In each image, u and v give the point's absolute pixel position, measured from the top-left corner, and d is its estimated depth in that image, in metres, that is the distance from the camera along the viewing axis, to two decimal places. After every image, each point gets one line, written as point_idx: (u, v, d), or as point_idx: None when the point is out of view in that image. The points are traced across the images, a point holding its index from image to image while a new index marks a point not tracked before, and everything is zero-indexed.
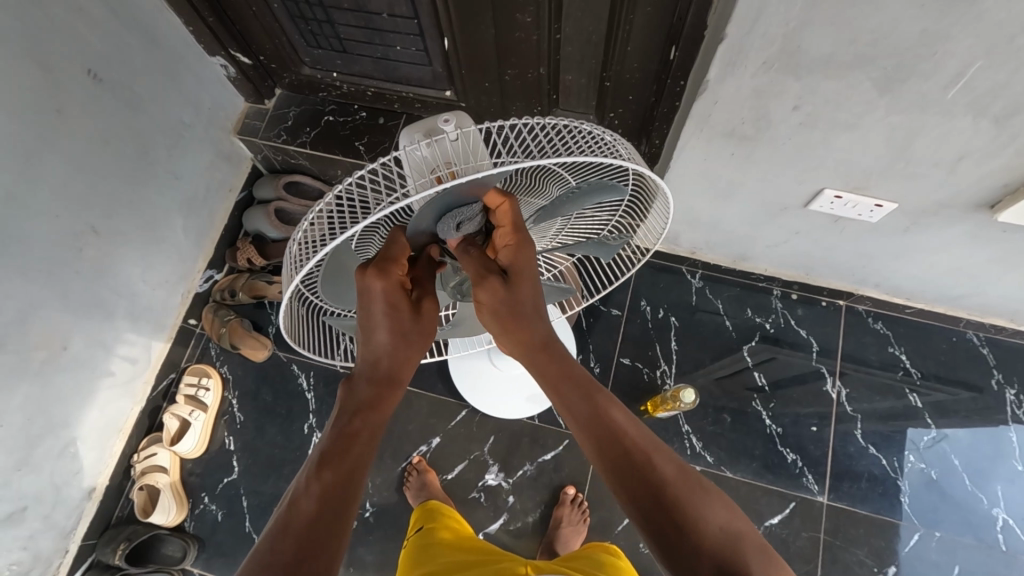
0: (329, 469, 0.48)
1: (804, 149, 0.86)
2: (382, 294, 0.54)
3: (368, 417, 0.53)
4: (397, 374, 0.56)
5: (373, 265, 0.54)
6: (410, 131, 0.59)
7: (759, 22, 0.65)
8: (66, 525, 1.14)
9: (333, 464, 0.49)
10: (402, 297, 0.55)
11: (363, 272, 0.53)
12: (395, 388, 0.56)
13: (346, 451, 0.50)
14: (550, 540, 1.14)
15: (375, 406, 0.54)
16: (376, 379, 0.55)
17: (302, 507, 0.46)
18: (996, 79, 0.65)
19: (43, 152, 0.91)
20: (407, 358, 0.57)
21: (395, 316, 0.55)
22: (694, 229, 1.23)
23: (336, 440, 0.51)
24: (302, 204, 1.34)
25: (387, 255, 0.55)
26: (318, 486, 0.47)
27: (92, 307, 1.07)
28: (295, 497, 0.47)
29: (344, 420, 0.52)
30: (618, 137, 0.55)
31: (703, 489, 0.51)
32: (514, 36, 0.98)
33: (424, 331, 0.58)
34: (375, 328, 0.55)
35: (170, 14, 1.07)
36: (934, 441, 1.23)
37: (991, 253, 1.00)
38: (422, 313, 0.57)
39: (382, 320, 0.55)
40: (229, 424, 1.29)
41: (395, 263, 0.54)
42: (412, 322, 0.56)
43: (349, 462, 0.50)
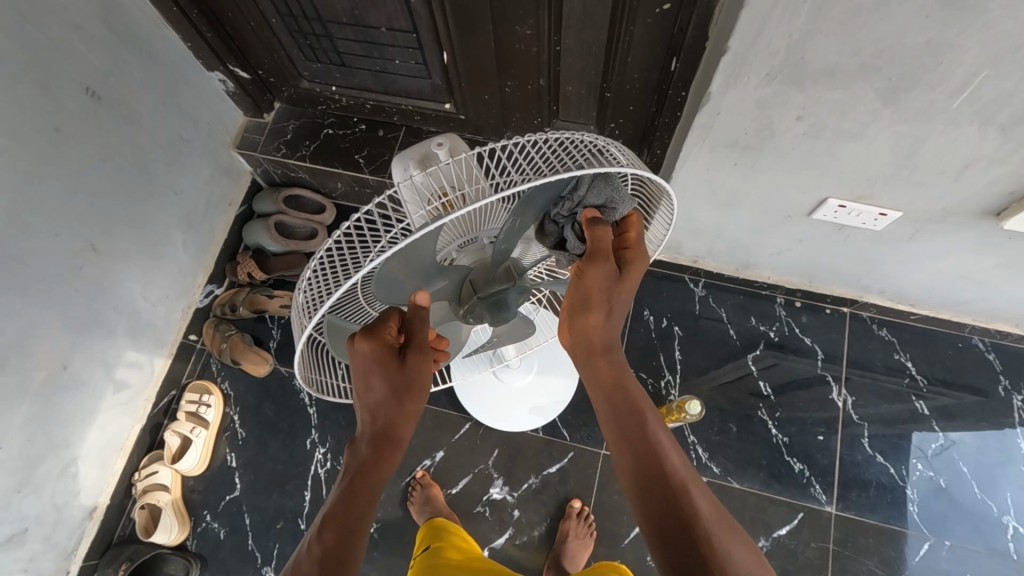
0: (328, 528, 0.50)
1: (808, 157, 0.85)
2: (365, 355, 0.53)
3: (366, 478, 0.53)
4: (393, 432, 0.55)
5: (359, 331, 0.54)
6: (405, 160, 0.67)
7: (762, 34, 0.65)
8: (67, 546, 1.12)
9: (332, 523, 0.51)
10: (391, 359, 0.54)
11: (351, 341, 0.53)
12: (394, 445, 0.56)
13: (344, 511, 0.51)
14: (556, 554, 1.13)
15: (376, 465, 0.54)
16: (373, 439, 0.55)
17: (301, 567, 0.49)
18: (1004, 87, 0.65)
19: (42, 171, 0.91)
20: (403, 416, 0.55)
21: (385, 375, 0.53)
22: (697, 238, 1.22)
23: (337, 501, 0.52)
24: (302, 217, 1.33)
25: (374, 322, 0.54)
26: (319, 546, 0.49)
27: (92, 325, 1.06)
28: (298, 560, 0.50)
29: (344, 482, 0.53)
30: (611, 142, 0.55)
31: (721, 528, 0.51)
32: (514, 47, 0.98)
33: (418, 386, 0.55)
34: (365, 390, 0.55)
35: (167, 29, 1.07)
36: (942, 448, 1.22)
37: (998, 258, 0.99)
38: (415, 373, 0.55)
39: (372, 382, 0.54)
40: (230, 440, 1.28)
41: (379, 325, 0.54)
42: (400, 377, 0.54)
43: (349, 522, 0.51)
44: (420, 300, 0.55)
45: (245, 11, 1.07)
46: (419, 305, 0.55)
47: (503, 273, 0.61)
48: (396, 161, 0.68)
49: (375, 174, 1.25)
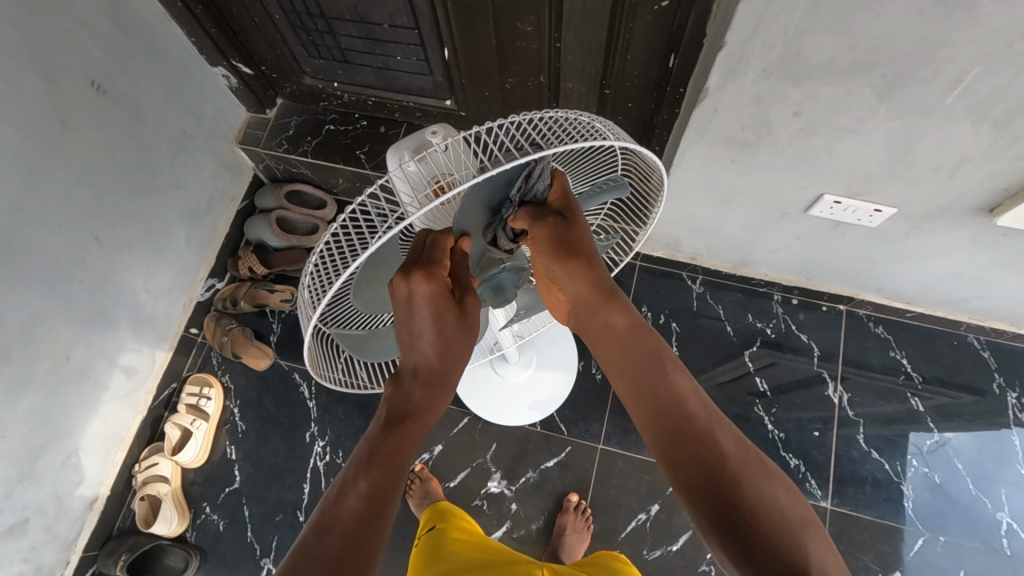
0: (378, 468, 0.52)
1: (805, 154, 0.86)
2: (428, 298, 0.54)
3: (417, 419, 0.58)
4: (442, 373, 0.60)
5: (418, 270, 0.53)
6: (400, 147, 0.70)
7: (759, 30, 0.66)
8: (68, 536, 1.13)
9: (380, 462, 0.53)
10: (448, 301, 0.56)
11: (409, 278, 0.53)
12: (441, 385, 0.60)
13: (395, 452, 0.55)
14: (553, 547, 1.13)
15: (427, 407, 0.59)
16: (423, 381, 0.59)
17: (349, 501, 0.50)
18: (996, 84, 0.66)
19: (47, 162, 0.92)
20: (454, 360, 0.60)
21: (442, 319, 0.56)
22: (696, 235, 1.23)
23: (385, 441, 0.55)
24: (303, 212, 1.34)
25: (431, 258, 0.54)
26: (364, 484, 0.51)
27: (95, 317, 1.07)
28: (342, 491, 0.51)
29: (388, 426, 0.56)
30: (603, 120, 0.56)
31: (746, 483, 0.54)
32: (515, 44, 0.99)
33: (469, 333, 0.59)
34: (419, 332, 0.57)
35: (172, 24, 1.08)
36: (937, 445, 1.23)
37: (993, 256, 1.00)
38: (467, 313, 0.58)
39: (428, 325, 0.56)
40: (231, 433, 1.29)
41: (441, 267, 0.54)
42: (456, 324, 0.57)
43: (393, 465, 0.53)
44: (465, 246, 0.56)
45: (249, 6, 1.08)
46: (464, 250, 0.57)
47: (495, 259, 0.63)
48: (391, 151, 0.71)
49: (376, 169, 1.26)
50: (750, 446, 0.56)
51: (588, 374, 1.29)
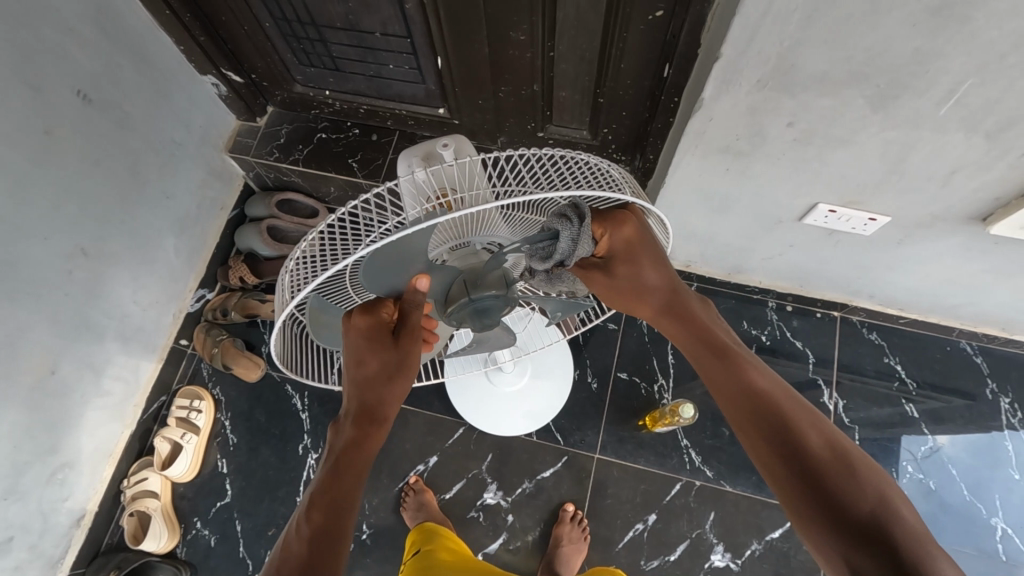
0: (317, 510, 0.56)
1: (799, 162, 0.86)
2: (359, 343, 0.58)
3: (353, 456, 0.60)
4: (378, 412, 0.62)
5: (357, 313, 0.58)
6: (409, 156, 0.69)
7: (753, 41, 0.66)
8: (54, 554, 1.11)
9: (320, 504, 0.57)
10: (380, 342, 0.58)
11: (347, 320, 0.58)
12: (377, 426, 0.62)
13: (331, 494, 0.57)
14: (550, 559, 1.12)
15: (359, 444, 0.61)
16: (356, 420, 0.61)
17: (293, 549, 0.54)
18: (989, 96, 0.66)
19: (31, 174, 0.90)
20: (391, 394, 0.61)
21: (373, 362, 0.59)
22: (690, 243, 1.23)
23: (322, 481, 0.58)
24: (295, 221, 1.32)
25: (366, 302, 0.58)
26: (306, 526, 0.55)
27: (81, 330, 1.05)
28: (288, 540, 0.56)
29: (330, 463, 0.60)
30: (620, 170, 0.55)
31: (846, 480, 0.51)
32: (508, 53, 0.98)
33: (409, 368, 0.60)
34: (357, 375, 0.60)
35: (159, 31, 1.06)
36: (931, 450, 1.23)
37: (985, 263, 1.00)
38: (403, 346, 0.58)
39: (367, 362, 0.59)
40: (221, 447, 1.27)
41: (380, 310, 0.57)
42: (388, 364, 0.59)
43: (334, 503, 0.57)
44: (419, 284, 0.54)
45: (239, 15, 1.06)
46: (418, 289, 0.54)
47: (458, 287, 0.60)
48: (402, 157, 0.70)
49: (368, 178, 1.25)
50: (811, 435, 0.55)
51: (583, 383, 1.28)
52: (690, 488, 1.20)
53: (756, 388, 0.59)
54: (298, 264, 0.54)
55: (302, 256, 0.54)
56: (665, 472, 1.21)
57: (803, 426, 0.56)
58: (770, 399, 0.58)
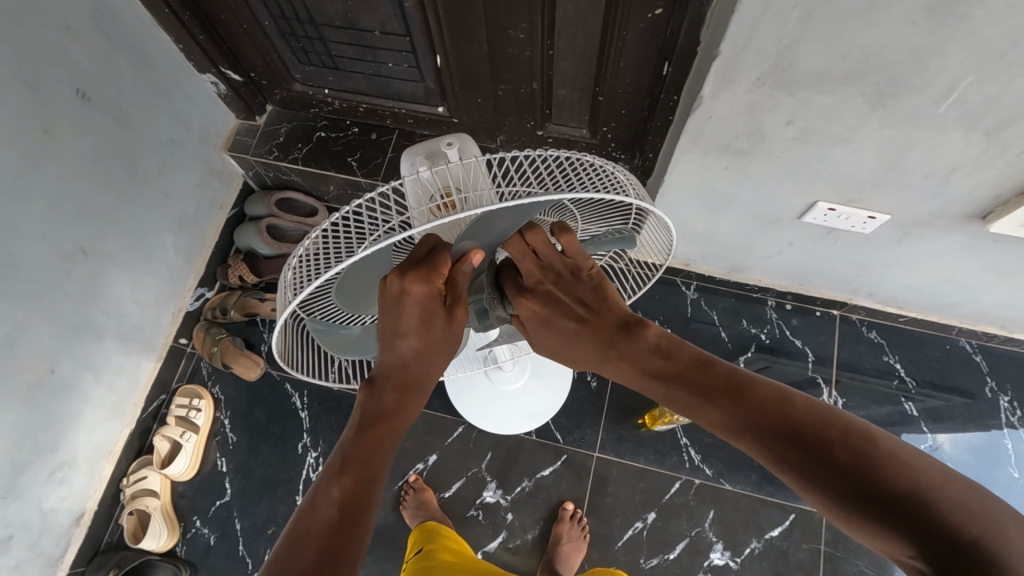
0: (348, 475, 0.51)
1: (798, 160, 0.86)
2: (416, 302, 0.50)
3: (387, 425, 0.55)
4: (419, 382, 0.56)
5: (415, 271, 0.50)
6: (414, 152, 0.67)
7: (752, 39, 0.66)
8: (54, 553, 1.11)
9: (353, 469, 0.51)
10: (436, 305, 0.51)
11: (404, 277, 0.49)
12: (418, 395, 0.57)
13: (366, 459, 0.52)
14: (549, 558, 1.12)
15: (399, 412, 0.56)
16: (396, 387, 0.56)
17: (319, 510, 0.49)
18: (988, 93, 0.66)
19: (30, 173, 0.90)
20: (433, 366, 0.56)
21: (426, 326, 0.52)
22: (689, 241, 1.23)
23: (357, 447, 0.53)
24: (294, 220, 1.32)
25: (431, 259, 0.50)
26: (337, 488, 0.50)
27: (80, 329, 1.05)
28: (315, 499, 0.50)
29: (358, 430, 0.54)
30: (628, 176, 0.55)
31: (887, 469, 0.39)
32: (507, 51, 0.98)
33: (456, 341, 0.55)
34: (402, 339, 0.54)
35: (158, 31, 1.06)
36: (931, 449, 1.23)
37: (985, 261, 1.00)
38: (456, 320, 0.53)
39: (412, 327, 0.52)
40: (221, 445, 1.27)
41: (439, 272, 0.50)
42: (443, 334, 0.53)
43: (368, 469, 0.52)
44: (471, 259, 0.51)
45: (237, 13, 1.06)
46: (472, 263, 0.51)
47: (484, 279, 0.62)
48: (404, 154, 0.68)
49: (367, 177, 1.25)
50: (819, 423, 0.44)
51: (583, 381, 1.28)
52: (689, 486, 1.20)
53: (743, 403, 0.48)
54: (300, 261, 0.54)
55: (305, 251, 0.54)
56: (664, 471, 1.21)
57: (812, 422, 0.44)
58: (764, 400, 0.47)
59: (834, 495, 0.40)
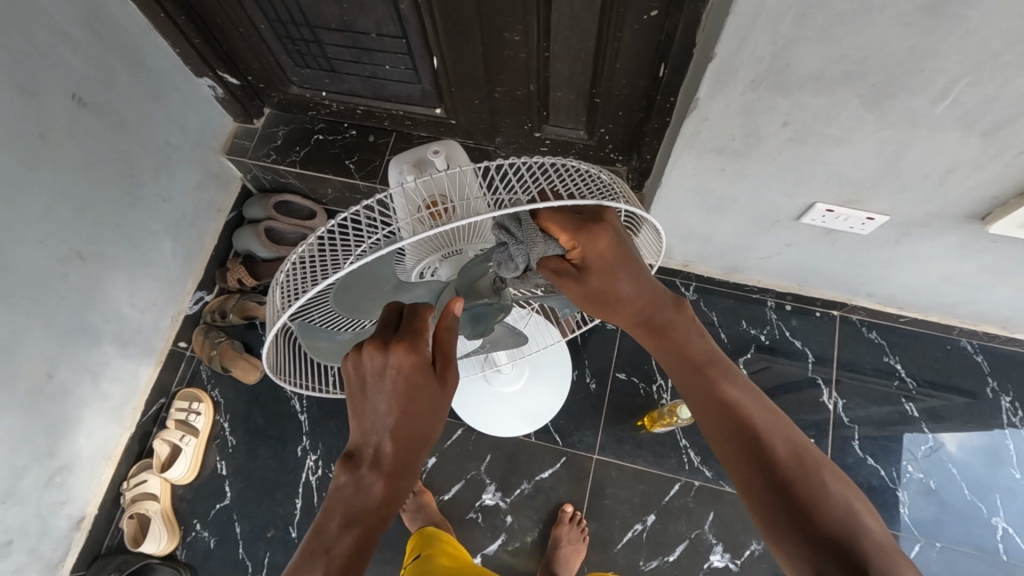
0: (348, 535, 0.51)
1: (795, 162, 0.86)
2: (400, 374, 0.50)
3: (375, 509, 0.52)
4: (410, 463, 0.53)
5: (397, 342, 0.50)
6: (402, 162, 0.70)
7: (747, 41, 0.66)
8: (53, 557, 1.11)
9: (352, 531, 0.51)
10: (421, 376, 0.51)
11: (386, 348, 0.50)
12: (406, 478, 0.53)
13: (349, 549, 0.50)
14: (548, 560, 1.12)
15: (386, 498, 0.52)
16: (384, 470, 0.52)
17: None
18: (985, 94, 0.65)
19: (25, 178, 0.90)
20: (422, 444, 0.54)
21: (411, 400, 0.51)
22: (687, 242, 1.22)
23: (341, 533, 0.50)
24: (293, 223, 1.32)
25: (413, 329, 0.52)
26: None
27: (78, 334, 1.05)
28: None
29: (344, 511, 0.51)
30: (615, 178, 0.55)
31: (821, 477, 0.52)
32: (503, 53, 0.98)
33: (442, 414, 0.54)
34: (386, 414, 0.52)
35: (154, 34, 1.06)
36: (931, 450, 1.22)
37: (984, 262, 1.00)
38: (442, 388, 0.53)
39: (397, 402, 0.51)
40: (220, 448, 1.27)
41: (422, 339, 0.51)
42: (428, 404, 0.52)
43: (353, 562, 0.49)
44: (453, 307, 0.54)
45: (233, 16, 1.06)
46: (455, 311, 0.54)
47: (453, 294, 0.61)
48: (393, 163, 0.71)
49: (366, 179, 1.25)
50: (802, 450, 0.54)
51: (582, 383, 1.28)
52: (688, 488, 1.20)
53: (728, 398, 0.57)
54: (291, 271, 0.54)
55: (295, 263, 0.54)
56: (664, 473, 1.21)
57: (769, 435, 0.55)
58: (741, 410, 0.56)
59: (775, 514, 0.51)
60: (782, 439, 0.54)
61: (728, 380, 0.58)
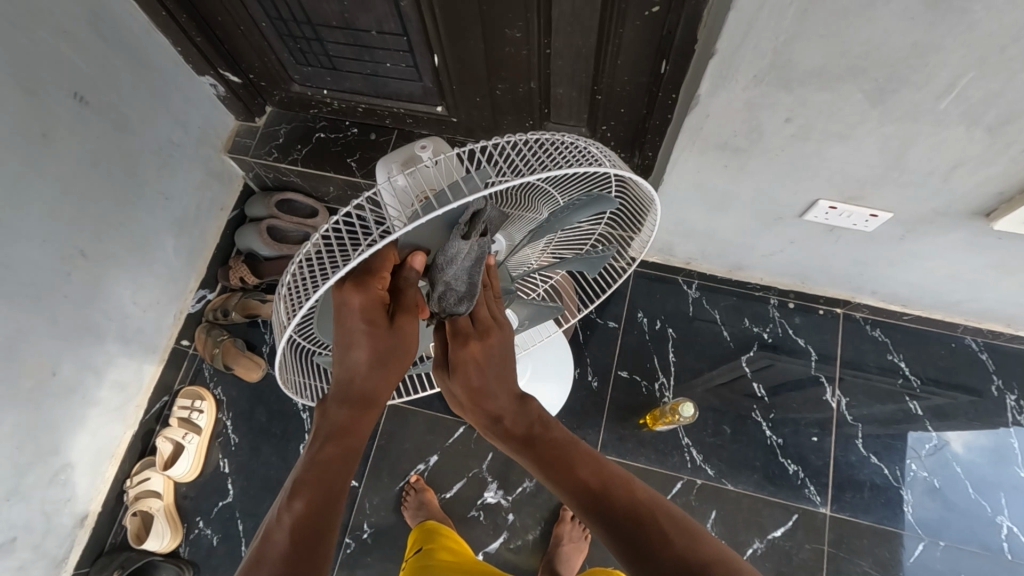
0: (301, 499, 0.50)
1: (797, 158, 0.85)
2: (356, 313, 0.51)
3: (344, 440, 0.54)
4: (375, 395, 0.55)
5: (348, 282, 0.51)
6: (389, 162, 0.68)
7: (748, 36, 0.65)
8: (58, 554, 1.12)
9: (305, 493, 0.51)
10: (377, 313, 0.52)
11: (338, 289, 0.51)
12: (371, 410, 0.55)
13: (320, 479, 0.52)
14: (550, 559, 1.12)
15: (353, 428, 0.54)
16: (349, 403, 0.54)
17: (278, 538, 0.49)
18: (990, 89, 0.65)
19: (28, 176, 0.90)
20: (386, 375, 0.55)
21: (370, 336, 0.52)
22: (689, 240, 1.22)
23: (308, 469, 0.52)
24: (294, 221, 1.31)
25: (366, 267, 0.51)
26: (290, 516, 0.50)
27: (81, 332, 1.06)
28: (270, 529, 0.50)
29: (316, 447, 0.53)
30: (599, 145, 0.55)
31: (653, 508, 0.51)
32: (504, 50, 0.98)
33: (406, 347, 0.54)
34: (349, 348, 0.53)
35: (155, 32, 1.06)
36: (935, 448, 1.22)
37: (989, 259, 0.99)
38: (400, 327, 0.53)
39: (357, 338, 0.52)
40: (223, 446, 1.27)
41: (372, 278, 0.51)
42: (388, 341, 0.53)
43: (322, 491, 0.51)
44: (414, 262, 0.53)
45: (234, 14, 1.06)
46: (413, 266, 0.53)
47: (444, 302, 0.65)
48: (379, 165, 0.69)
49: (367, 177, 1.25)
50: (635, 484, 0.54)
51: (584, 382, 1.28)
52: (691, 486, 1.20)
53: (560, 451, 0.56)
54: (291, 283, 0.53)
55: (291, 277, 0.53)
56: (666, 470, 1.21)
57: (602, 476, 0.54)
58: (569, 457, 0.55)
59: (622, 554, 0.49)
60: (614, 482, 0.54)
61: (559, 431, 0.58)
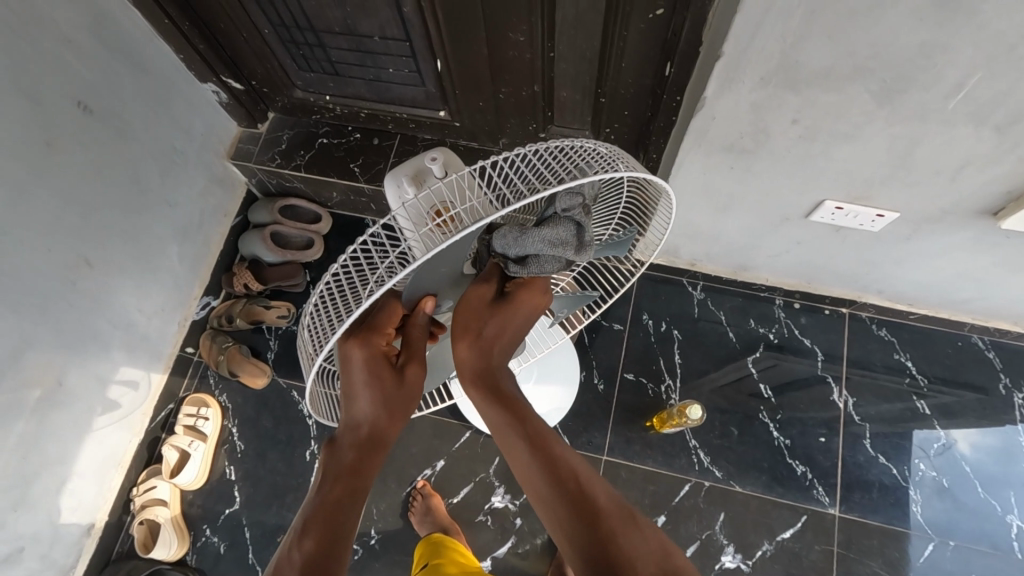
0: (309, 538, 0.49)
1: (804, 159, 0.85)
2: (362, 362, 0.54)
3: (350, 479, 0.52)
4: (381, 437, 0.55)
5: (356, 334, 0.55)
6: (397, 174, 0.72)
7: (755, 38, 0.65)
8: (65, 563, 1.12)
9: (313, 530, 0.50)
10: (385, 366, 0.55)
11: (346, 341, 0.54)
12: (378, 451, 0.55)
13: (328, 519, 0.50)
14: (558, 563, 1.12)
15: (361, 468, 0.53)
16: (357, 445, 0.54)
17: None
18: (998, 88, 0.65)
19: (32, 185, 0.90)
20: (392, 419, 0.56)
21: (377, 386, 0.54)
22: (694, 241, 1.22)
23: (318, 506, 0.51)
24: (298, 226, 1.33)
25: (373, 324, 0.56)
26: (300, 553, 0.48)
27: (87, 340, 1.06)
28: (278, 568, 0.48)
29: (323, 488, 0.52)
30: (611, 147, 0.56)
31: (634, 525, 0.55)
32: (507, 54, 0.98)
33: (410, 397, 0.57)
34: (356, 397, 0.55)
35: (159, 41, 1.06)
36: (944, 447, 1.21)
37: (997, 257, 0.99)
38: (407, 379, 0.57)
39: (365, 387, 0.54)
40: (229, 453, 1.27)
41: (379, 333, 0.55)
42: (396, 389, 0.56)
43: (330, 536, 0.49)
44: (425, 306, 0.59)
45: (237, 21, 1.06)
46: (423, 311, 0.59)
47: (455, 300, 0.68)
48: (388, 178, 0.73)
49: (370, 182, 1.25)
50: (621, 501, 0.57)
51: (590, 385, 1.27)
52: (698, 488, 1.19)
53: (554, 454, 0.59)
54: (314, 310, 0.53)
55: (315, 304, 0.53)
56: (674, 473, 1.21)
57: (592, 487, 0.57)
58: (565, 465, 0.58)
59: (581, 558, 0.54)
60: (603, 492, 0.57)
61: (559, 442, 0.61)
